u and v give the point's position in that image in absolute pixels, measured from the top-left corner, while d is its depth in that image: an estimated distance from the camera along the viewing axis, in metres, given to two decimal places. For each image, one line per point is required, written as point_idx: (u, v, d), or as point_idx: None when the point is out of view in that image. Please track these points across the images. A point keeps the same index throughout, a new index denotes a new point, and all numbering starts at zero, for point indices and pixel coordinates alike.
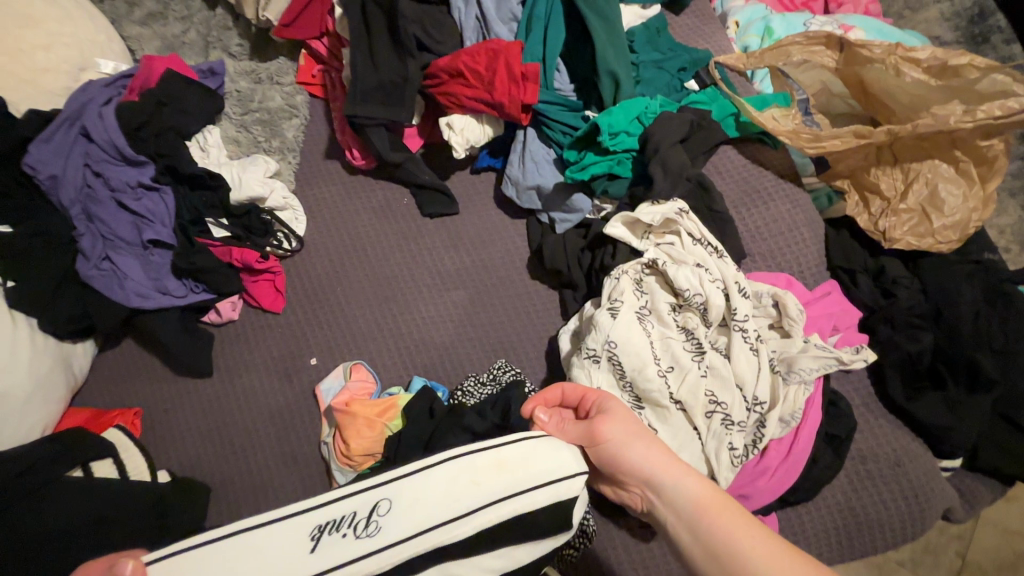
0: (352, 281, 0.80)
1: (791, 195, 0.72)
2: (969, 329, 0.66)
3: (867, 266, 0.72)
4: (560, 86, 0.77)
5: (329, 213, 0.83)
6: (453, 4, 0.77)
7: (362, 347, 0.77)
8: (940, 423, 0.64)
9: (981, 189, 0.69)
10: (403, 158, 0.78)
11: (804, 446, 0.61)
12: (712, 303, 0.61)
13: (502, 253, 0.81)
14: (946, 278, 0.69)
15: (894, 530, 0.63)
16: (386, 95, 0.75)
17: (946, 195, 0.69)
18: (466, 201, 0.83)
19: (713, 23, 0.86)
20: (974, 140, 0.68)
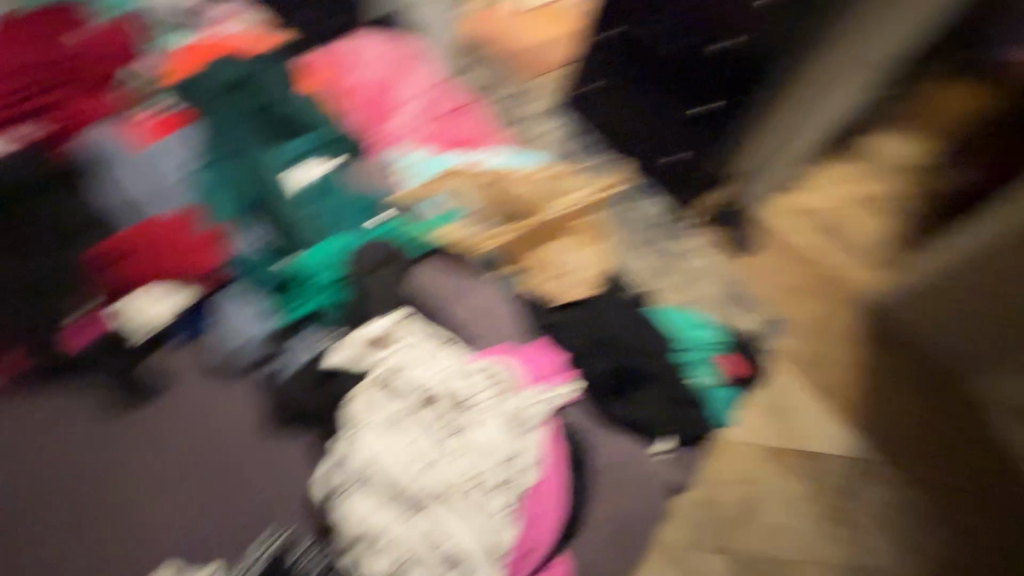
0: (92, 499, 0.79)
1: (490, 282, 0.96)
2: (626, 342, 0.92)
3: (556, 320, 0.94)
4: (253, 243, 0.93)
5: (49, 439, 0.81)
6: (113, 173, 0.96)
7: (116, 559, 0.76)
8: (632, 417, 0.87)
9: (595, 244, 1.03)
10: (116, 359, 0.86)
11: (557, 481, 0.74)
12: (444, 391, 0.74)
13: (228, 423, 0.84)
14: (601, 310, 0.96)
15: (634, 514, 0.82)
16: (70, 294, 0.87)
17: (580, 258, 0.99)
18: (187, 383, 0.87)
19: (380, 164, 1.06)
20: (575, 219, 1.03)
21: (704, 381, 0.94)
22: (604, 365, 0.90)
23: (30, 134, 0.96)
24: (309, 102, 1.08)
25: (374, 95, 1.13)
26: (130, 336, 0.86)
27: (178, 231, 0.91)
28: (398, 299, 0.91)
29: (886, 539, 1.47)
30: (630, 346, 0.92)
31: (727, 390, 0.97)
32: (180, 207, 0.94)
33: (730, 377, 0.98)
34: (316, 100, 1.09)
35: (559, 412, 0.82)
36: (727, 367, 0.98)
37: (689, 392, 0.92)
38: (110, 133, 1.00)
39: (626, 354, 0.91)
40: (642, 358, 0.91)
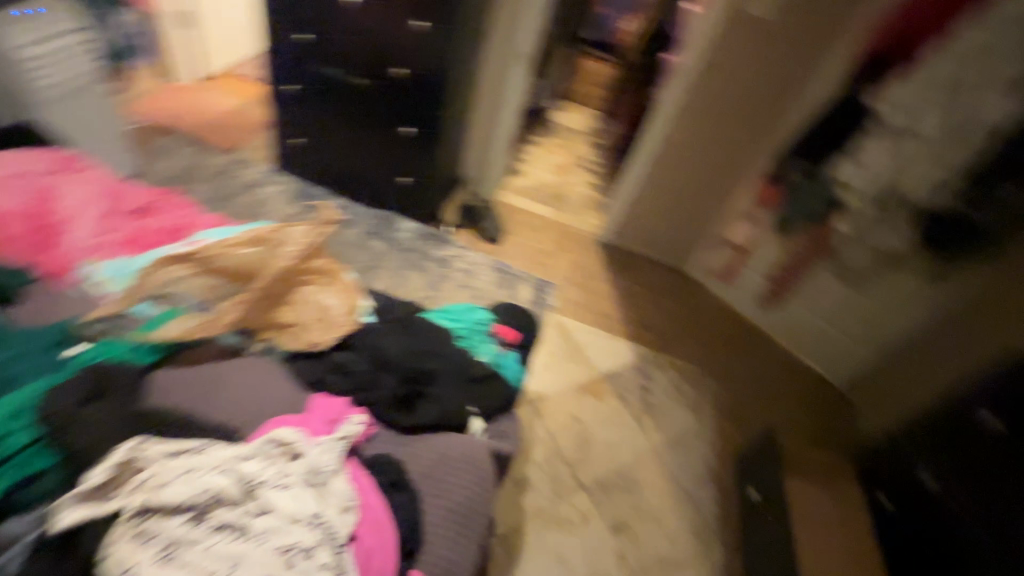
0: None
1: (239, 363, 0.93)
2: (402, 356, 1.00)
3: (325, 366, 0.98)
4: None
5: None
6: None
7: None
8: (435, 415, 0.94)
9: (338, 283, 1.06)
10: None
11: (378, 511, 0.75)
12: (222, 487, 0.65)
13: None
14: (369, 340, 1.01)
15: (472, 491, 0.88)
16: None
17: (331, 301, 1.03)
18: None
19: (63, 301, 0.99)
20: (308, 266, 1.02)
21: (491, 352, 1.19)
22: (391, 383, 0.95)
23: None
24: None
25: (44, 239, 1.09)
26: None
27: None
28: (134, 423, 0.77)
29: (678, 406, 1.99)
30: (408, 362, 0.99)
31: (510, 353, 1.23)
32: None
33: (509, 343, 1.26)
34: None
35: (351, 453, 0.82)
36: (504, 336, 1.26)
37: (485, 364, 1.13)
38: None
39: (405, 367, 0.98)
40: (425, 362, 1.00)
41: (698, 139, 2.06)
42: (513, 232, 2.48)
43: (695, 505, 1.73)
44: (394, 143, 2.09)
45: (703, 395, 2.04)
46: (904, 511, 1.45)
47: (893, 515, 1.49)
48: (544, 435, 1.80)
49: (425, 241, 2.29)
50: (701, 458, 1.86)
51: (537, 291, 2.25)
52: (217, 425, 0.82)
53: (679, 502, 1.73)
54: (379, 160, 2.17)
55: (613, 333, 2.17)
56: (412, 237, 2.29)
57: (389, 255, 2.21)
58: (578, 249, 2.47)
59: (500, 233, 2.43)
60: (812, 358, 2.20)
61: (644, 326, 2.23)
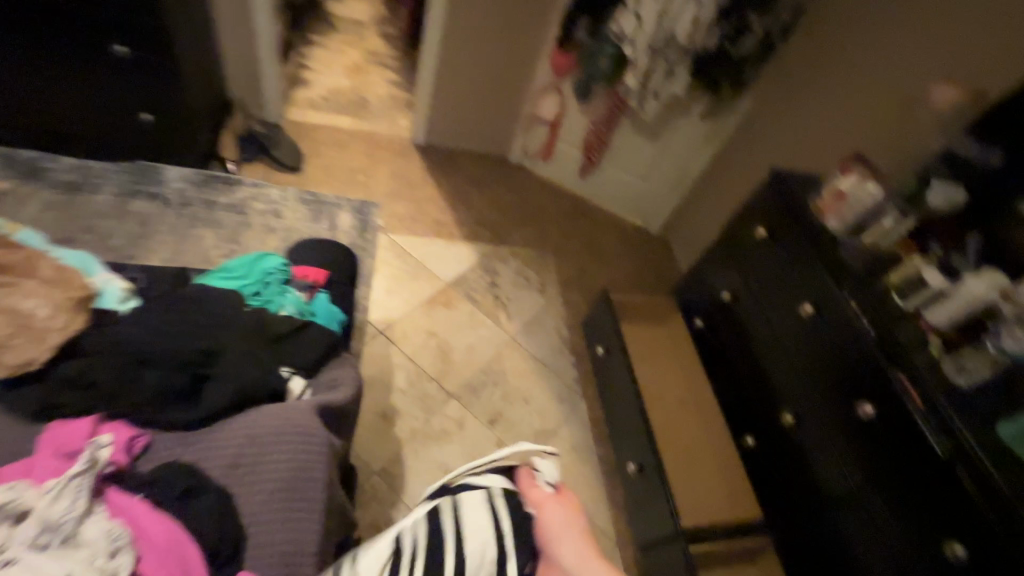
0: None
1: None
2: (162, 343, 0.79)
3: (52, 386, 0.72)
4: None
5: None
6: None
7: None
8: (227, 399, 0.79)
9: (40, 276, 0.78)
10: None
11: (163, 533, 0.60)
12: None
13: None
14: (110, 335, 0.78)
15: (292, 457, 0.76)
16: None
17: (40, 303, 0.74)
18: None
19: None
20: None
21: (298, 300, 1.03)
22: (158, 377, 0.77)
23: None
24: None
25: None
26: None
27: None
28: None
29: (526, 291, 2.05)
30: (173, 345, 0.79)
31: (319, 293, 1.09)
32: None
33: (314, 284, 1.10)
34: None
35: (114, 479, 0.64)
36: (307, 278, 1.10)
37: (287, 320, 0.97)
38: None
39: (172, 353, 0.79)
40: (204, 340, 0.83)
41: (485, 8, 1.90)
42: (314, 154, 2.16)
43: (556, 375, 1.86)
44: (105, 70, 1.58)
45: (546, 276, 2.11)
46: (713, 328, 1.68)
47: (705, 334, 1.72)
48: (402, 358, 1.74)
49: (202, 187, 1.78)
50: (554, 332, 1.97)
51: (357, 215, 1.85)
52: None
53: (543, 377, 1.84)
54: (95, 99, 1.64)
55: (449, 239, 2.09)
56: (188, 187, 1.77)
57: (160, 214, 1.68)
58: (394, 158, 2.26)
59: (300, 159, 2.11)
60: (633, 214, 2.37)
61: (478, 223, 2.18)
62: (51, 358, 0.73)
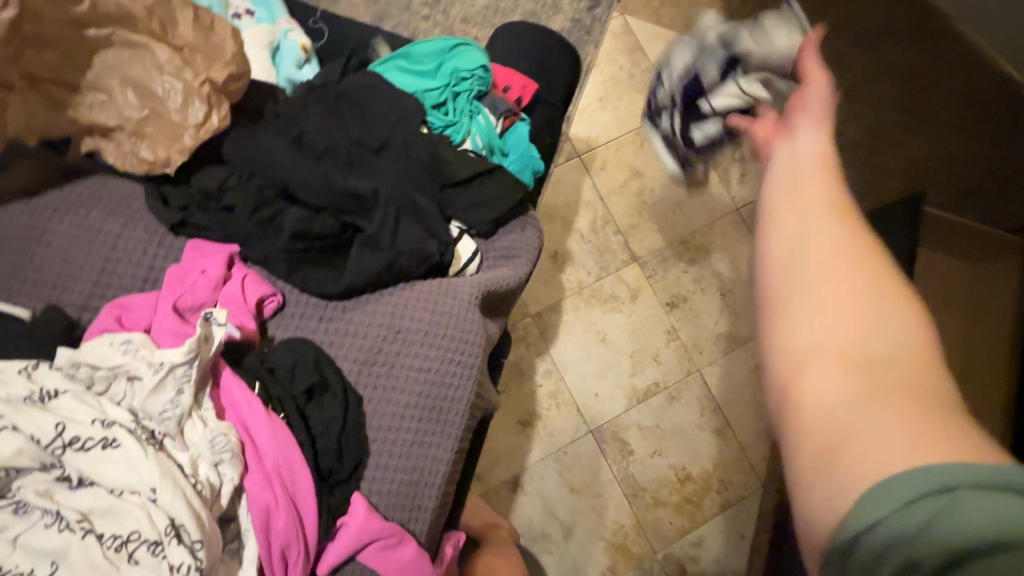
0: None
1: (72, 207, 0.62)
2: (307, 172, 0.62)
3: (196, 198, 0.62)
4: None
5: None
6: None
7: None
8: (373, 268, 0.61)
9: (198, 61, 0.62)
10: None
11: (272, 449, 0.51)
12: (18, 455, 0.45)
13: None
14: (255, 146, 0.63)
15: (436, 371, 0.60)
16: None
17: (192, 91, 0.61)
18: None
19: None
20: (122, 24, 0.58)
21: (482, 129, 0.73)
22: (296, 223, 0.61)
23: None
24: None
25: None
26: None
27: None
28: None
29: None
30: (319, 183, 0.62)
31: (517, 122, 0.76)
32: None
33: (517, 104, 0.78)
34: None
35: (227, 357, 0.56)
36: (509, 97, 0.77)
37: (467, 156, 0.68)
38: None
39: (319, 190, 0.62)
40: (356, 178, 0.63)
41: None
42: None
43: None
44: None
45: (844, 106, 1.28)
46: None
47: None
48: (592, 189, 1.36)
49: None
50: None
51: None
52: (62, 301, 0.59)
53: None
54: None
55: None
56: None
57: None
58: None
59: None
60: None
61: (767, 3, 1.35)
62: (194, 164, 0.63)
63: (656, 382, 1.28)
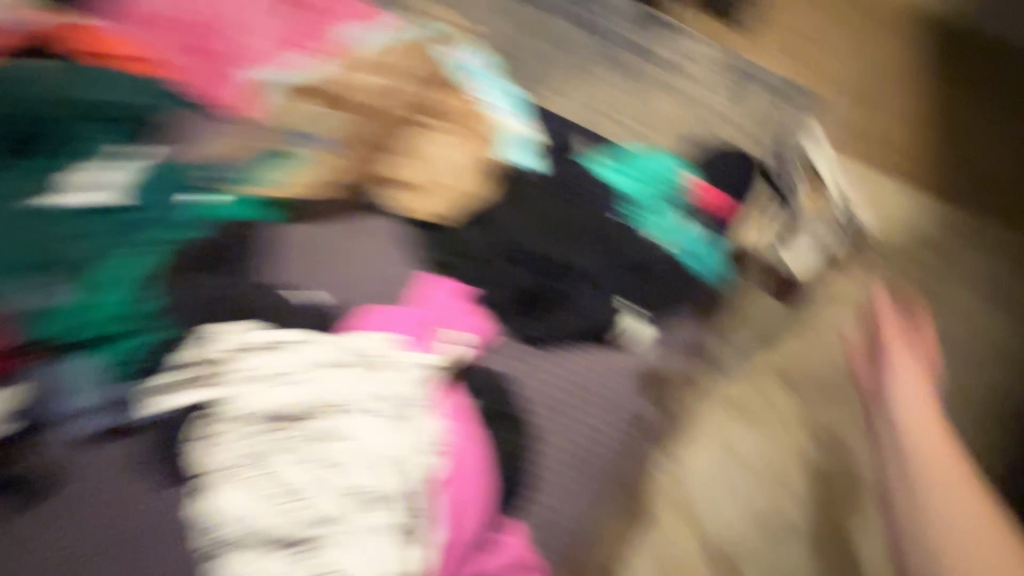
0: None
1: (350, 227, 0.72)
2: (537, 240, 0.73)
3: (445, 243, 0.72)
4: (30, 299, 0.62)
5: None
6: None
7: None
8: (573, 327, 0.70)
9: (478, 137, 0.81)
10: None
11: (473, 458, 0.58)
12: (301, 402, 0.57)
13: None
14: (499, 211, 0.75)
15: (600, 428, 0.69)
16: None
17: (450, 156, 0.78)
18: None
19: (202, 118, 0.78)
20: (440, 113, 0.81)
21: (677, 233, 0.82)
22: (521, 277, 0.70)
23: None
24: (29, 66, 0.75)
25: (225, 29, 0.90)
26: None
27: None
28: (269, 282, 0.67)
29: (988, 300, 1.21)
30: (547, 249, 0.73)
31: (705, 234, 0.86)
32: None
33: (714, 220, 0.87)
34: (30, 60, 0.75)
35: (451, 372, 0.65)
36: (703, 209, 0.86)
37: (659, 253, 0.78)
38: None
39: (542, 255, 0.72)
40: (565, 250, 0.73)
41: None
42: None
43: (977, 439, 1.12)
44: None
45: (1013, 240, 1.26)
46: None
47: None
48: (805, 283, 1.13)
49: None
50: (1000, 384, 1.16)
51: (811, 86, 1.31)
52: (321, 303, 0.65)
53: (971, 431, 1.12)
54: None
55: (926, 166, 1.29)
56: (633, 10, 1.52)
57: None
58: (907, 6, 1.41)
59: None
60: None
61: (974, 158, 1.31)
62: (451, 217, 0.74)
63: (815, 534, 1.04)
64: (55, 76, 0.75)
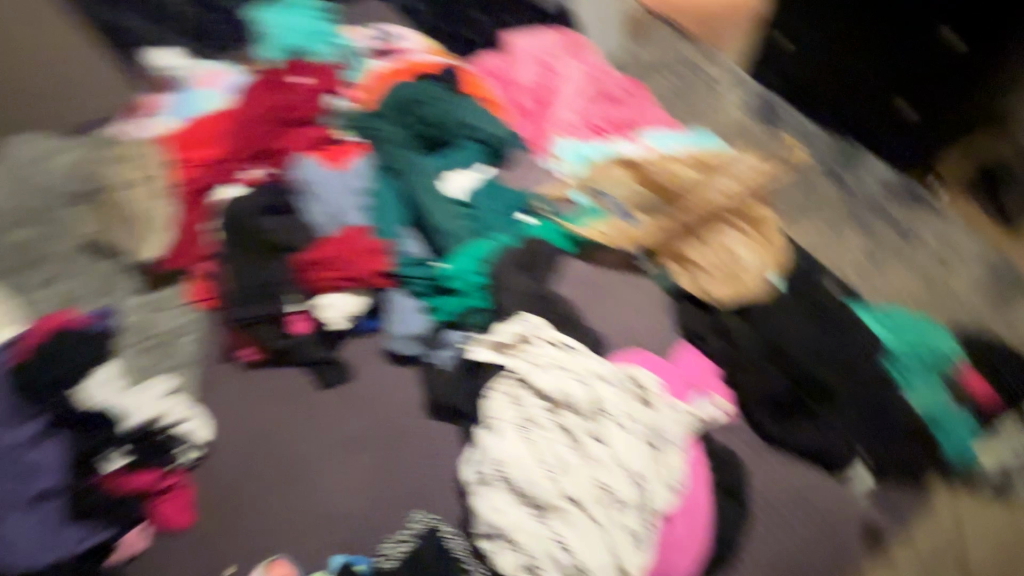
0: (262, 480, 0.81)
1: (630, 281, 0.87)
2: (800, 351, 0.76)
3: (711, 323, 0.81)
4: (413, 248, 0.88)
5: (228, 414, 0.86)
6: (305, 176, 0.93)
7: (280, 536, 0.77)
8: (813, 444, 0.72)
9: (765, 237, 0.83)
10: (290, 343, 0.86)
11: (700, 509, 0.64)
12: (578, 398, 0.68)
13: (398, 407, 0.83)
14: (768, 311, 0.79)
15: (815, 550, 0.68)
16: (263, 294, 0.87)
17: (735, 250, 0.83)
18: (371, 373, 0.87)
19: (536, 170, 1.06)
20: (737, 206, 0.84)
21: (927, 398, 0.79)
22: (774, 377, 0.75)
23: (255, 177, 1.01)
24: (442, 95, 1.05)
25: (540, 112, 1.30)
26: (334, 321, 0.85)
27: (316, 134, 1.02)
28: (560, 298, 0.83)
29: None
30: (807, 363, 0.76)
31: (963, 413, 0.78)
32: (352, 226, 0.89)
33: (970, 403, 0.79)
34: (443, 89, 1.06)
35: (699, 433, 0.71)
36: (968, 387, 0.80)
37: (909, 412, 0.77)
38: (224, 110, 1.06)
39: (801, 367, 0.75)
40: (831, 375, 0.76)
41: None
42: None
43: None
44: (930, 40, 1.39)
45: None
46: None
47: None
48: None
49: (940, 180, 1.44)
50: None
51: None
52: (598, 331, 0.80)
53: None
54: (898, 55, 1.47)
55: None
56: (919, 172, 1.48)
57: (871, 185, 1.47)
58: None
59: None
60: None
61: None
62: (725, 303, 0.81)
63: None
64: (458, 105, 1.04)
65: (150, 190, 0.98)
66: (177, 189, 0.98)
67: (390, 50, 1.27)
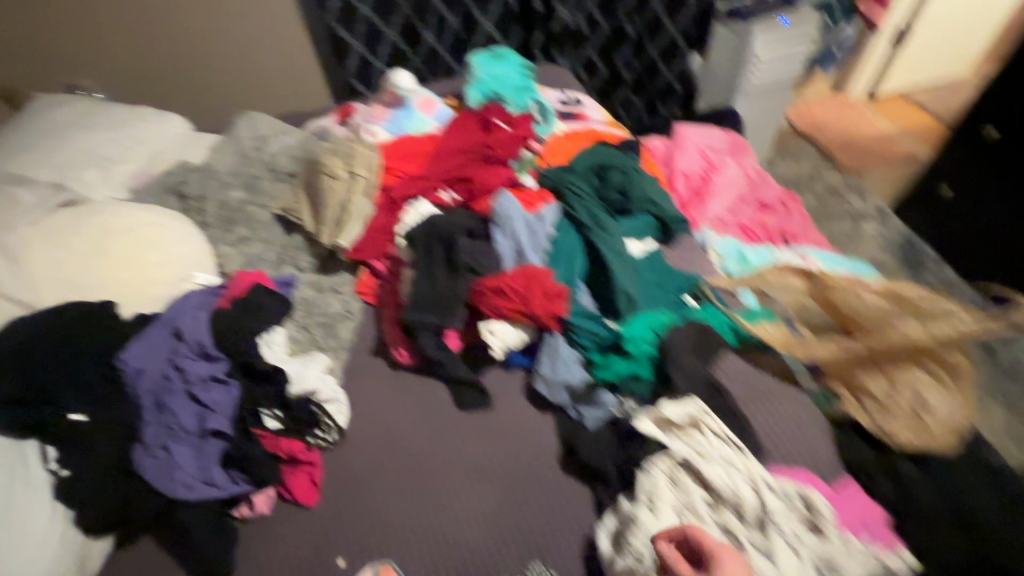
0: (385, 480, 0.82)
1: (794, 392, 0.84)
2: (987, 526, 0.69)
3: (881, 463, 0.76)
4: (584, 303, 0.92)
5: (365, 404, 0.90)
6: (502, 207, 0.99)
7: (393, 541, 0.76)
8: None
9: (959, 389, 0.77)
10: (444, 357, 0.89)
11: None
12: (745, 501, 0.67)
13: (535, 449, 0.83)
14: (949, 472, 0.74)
15: None
16: (436, 304, 0.90)
17: (925, 394, 0.77)
18: (513, 407, 0.88)
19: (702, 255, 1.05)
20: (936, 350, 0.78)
21: None
22: (954, 547, 0.69)
23: (446, 199, 1.08)
24: (629, 168, 1.11)
25: (693, 201, 1.32)
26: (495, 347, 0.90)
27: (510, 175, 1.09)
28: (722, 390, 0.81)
29: None
30: (995, 543, 0.68)
31: None
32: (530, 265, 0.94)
33: None
34: (636, 164, 1.13)
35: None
36: None
37: None
38: (428, 137, 1.18)
39: (987, 547, 0.68)
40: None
41: None
42: None
43: None
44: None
45: None
46: None
47: None
48: None
49: None
50: None
51: None
52: (755, 436, 0.79)
53: None
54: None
55: None
56: None
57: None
58: None
59: None
60: None
61: None
62: (900, 446, 0.76)
63: None
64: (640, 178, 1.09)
65: (355, 185, 1.06)
66: (377, 192, 1.08)
67: (576, 114, 1.36)
